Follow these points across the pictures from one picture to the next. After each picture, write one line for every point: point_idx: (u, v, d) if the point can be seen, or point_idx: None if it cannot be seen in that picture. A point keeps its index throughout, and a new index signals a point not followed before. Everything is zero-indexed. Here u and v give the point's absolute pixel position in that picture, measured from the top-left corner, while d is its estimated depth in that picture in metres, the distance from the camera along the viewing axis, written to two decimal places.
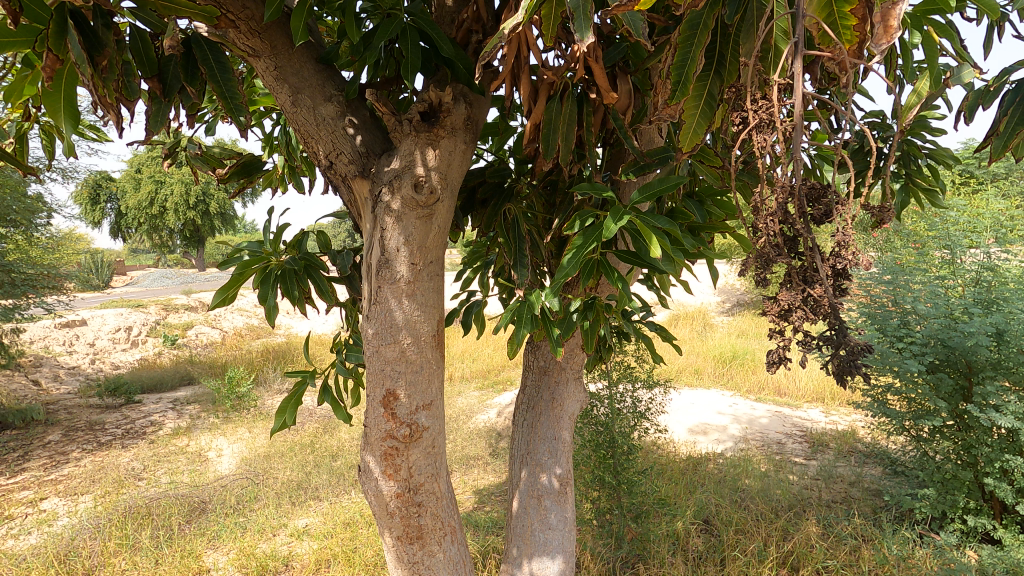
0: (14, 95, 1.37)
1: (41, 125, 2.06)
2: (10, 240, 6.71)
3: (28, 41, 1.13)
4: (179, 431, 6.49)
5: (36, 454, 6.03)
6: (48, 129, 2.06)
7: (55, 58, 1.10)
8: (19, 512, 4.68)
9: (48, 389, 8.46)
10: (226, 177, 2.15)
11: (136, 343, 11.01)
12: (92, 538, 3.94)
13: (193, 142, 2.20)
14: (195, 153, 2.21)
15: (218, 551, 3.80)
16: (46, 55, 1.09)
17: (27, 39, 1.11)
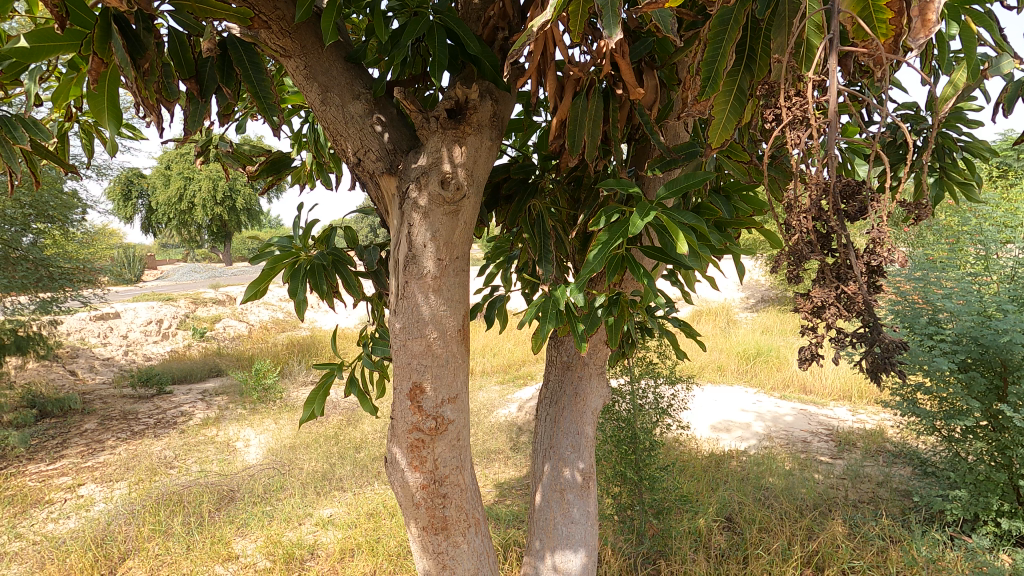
0: (61, 97, 1.42)
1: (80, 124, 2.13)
2: (48, 236, 6.92)
3: (72, 45, 1.16)
4: (208, 421, 6.66)
5: (74, 441, 6.25)
6: (87, 128, 2.12)
7: (100, 61, 1.14)
8: (58, 497, 4.87)
9: (84, 379, 8.76)
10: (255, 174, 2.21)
11: (166, 335, 11.33)
12: (127, 523, 4.07)
13: (224, 140, 2.26)
14: (227, 150, 2.27)
15: (246, 538, 3.91)
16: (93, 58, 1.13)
17: (72, 43, 1.15)
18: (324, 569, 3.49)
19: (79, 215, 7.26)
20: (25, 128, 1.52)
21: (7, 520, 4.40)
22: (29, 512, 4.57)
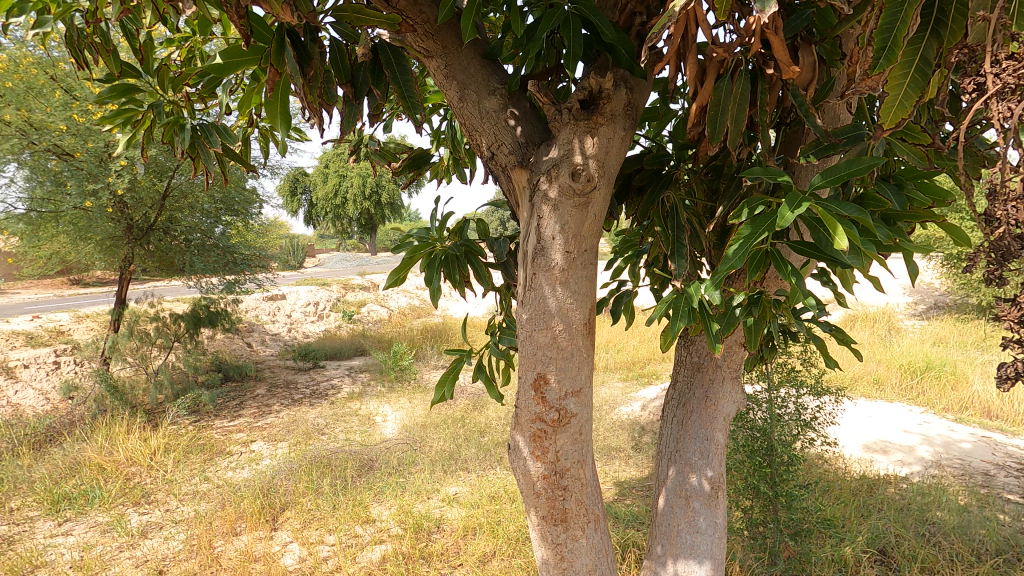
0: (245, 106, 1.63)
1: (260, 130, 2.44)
2: (233, 227, 8.00)
3: (254, 59, 1.33)
4: (353, 395, 7.38)
5: (249, 403, 7.30)
6: (265, 133, 2.44)
7: (276, 72, 1.29)
8: (236, 449, 5.72)
9: (257, 351, 10.17)
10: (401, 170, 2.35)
11: (322, 316, 12.73)
12: (287, 479, 4.66)
13: (373, 139, 2.46)
14: (375, 149, 2.47)
15: (382, 504, 4.27)
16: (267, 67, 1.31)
17: (255, 57, 1.32)
18: (448, 543, 3.70)
19: (258, 210, 8.21)
20: (219, 134, 1.78)
21: (199, 465, 5.25)
22: (215, 460, 5.40)
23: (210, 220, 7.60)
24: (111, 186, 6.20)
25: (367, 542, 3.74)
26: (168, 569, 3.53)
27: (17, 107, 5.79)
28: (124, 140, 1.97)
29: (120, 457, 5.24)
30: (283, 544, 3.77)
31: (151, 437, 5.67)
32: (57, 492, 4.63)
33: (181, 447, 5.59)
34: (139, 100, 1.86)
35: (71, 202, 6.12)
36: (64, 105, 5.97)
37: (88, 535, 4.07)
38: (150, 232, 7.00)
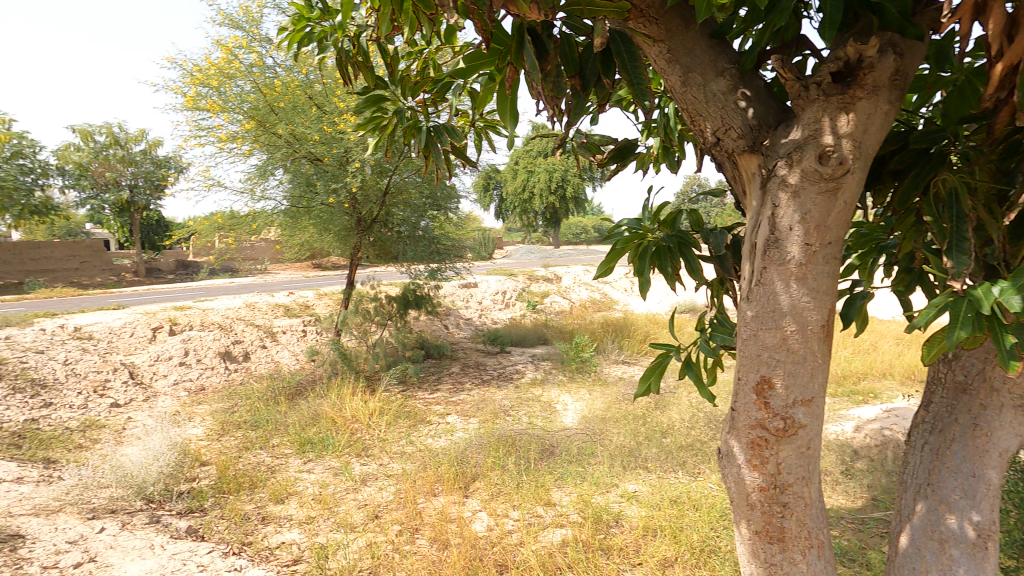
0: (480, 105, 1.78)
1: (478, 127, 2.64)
2: (441, 220, 8.85)
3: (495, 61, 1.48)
4: (536, 382, 7.71)
5: (445, 379, 8.14)
6: (482, 130, 2.62)
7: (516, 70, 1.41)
8: (435, 419, 6.40)
9: (453, 333, 11.21)
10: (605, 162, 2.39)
11: (508, 304, 13.53)
12: (478, 452, 5.07)
13: (580, 133, 2.51)
14: (581, 142, 2.51)
15: (563, 489, 4.40)
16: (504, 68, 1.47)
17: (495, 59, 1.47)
18: (628, 539, 3.65)
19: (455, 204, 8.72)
20: (448, 133, 1.99)
21: (406, 429, 5.99)
22: (418, 426, 6.11)
23: (415, 211, 8.27)
24: (347, 185, 7.35)
25: (549, 523, 3.89)
26: (382, 515, 4.09)
27: (287, 123, 7.19)
28: (371, 145, 2.28)
29: (347, 414, 6.22)
30: (473, 511, 4.11)
31: (370, 400, 6.63)
32: (303, 436, 5.68)
33: (392, 411, 6.43)
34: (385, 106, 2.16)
35: (320, 198, 7.41)
36: (318, 118, 7.24)
37: (325, 474, 4.92)
38: (374, 224, 8.13)
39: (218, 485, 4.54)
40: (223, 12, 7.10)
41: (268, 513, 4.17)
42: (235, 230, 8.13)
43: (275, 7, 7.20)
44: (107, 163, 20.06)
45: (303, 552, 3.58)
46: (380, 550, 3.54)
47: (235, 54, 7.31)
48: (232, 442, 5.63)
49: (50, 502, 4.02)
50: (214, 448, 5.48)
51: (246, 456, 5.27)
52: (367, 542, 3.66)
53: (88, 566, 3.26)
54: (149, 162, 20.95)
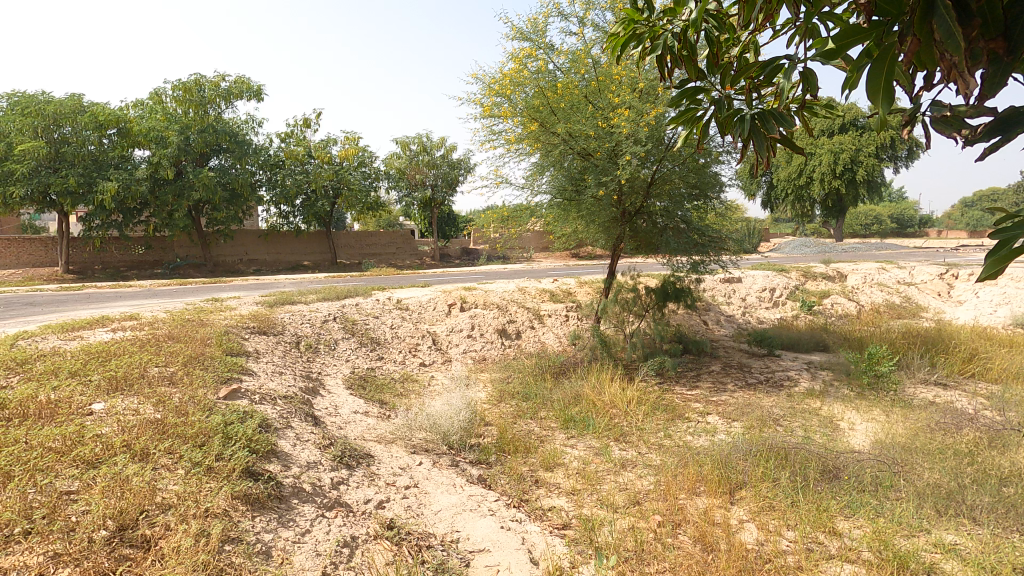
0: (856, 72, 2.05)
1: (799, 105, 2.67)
2: (712, 211, 8.37)
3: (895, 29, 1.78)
4: (813, 393, 6.82)
5: (705, 377, 7.86)
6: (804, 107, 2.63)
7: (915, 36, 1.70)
8: (694, 416, 6.21)
9: (712, 329, 10.67)
10: (928, 137, 2.32)
11: (777, 303, 12.26)
12: (743, 459, 4.68)
13: (938, 105, 2.25)
14: (936, 116, 2.27)
15: (851, 520, 3.83)
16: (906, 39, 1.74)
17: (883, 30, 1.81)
18: None
19: (718, 192, 8.07)
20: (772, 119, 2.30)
21: (663, 422, 5.96)
22: (676, 421, 6.01)
23: (676, 201, 8.00)
24: (616, 177, 7.55)
25: (834, 554, 3.44)
26: (643, 501, 4.16)
27: (565, 122, 7.71)
28: (681, 136, 2.73)
29: (606, 399, 6.48)
30: (740, 520, 3.89)
31: (627, 388, 6.79)
32: (567, 413, 6.13)
33: (650, 402, 6.47)
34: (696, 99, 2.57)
35: (589, 191, 7.79)
36: (592, 115, 7.58)
37: (587, 452, 5.24)
38: (636, 215, 8.21)
39: (501, 444, 5.24)
40: (516, 27, 7.96)
41: (540, 477, 4.65)
42: (517, 221, 8.89)
43: (560, 15, 7.76)
44: (417, 167, 24.56)
45: (571, 520, 3.92)
46: (643, 535, 3.62)
47: (523, 63, 8.16)
48: (509, 409, 6.42)
49: (387, 434, 5.18)
50: (494, 412, 6.33)
51: (519, 423, 5.95)
52: (630, 525, 3.79)
53: (414, 489, 4.12)
54: (445, 165, 24.94)
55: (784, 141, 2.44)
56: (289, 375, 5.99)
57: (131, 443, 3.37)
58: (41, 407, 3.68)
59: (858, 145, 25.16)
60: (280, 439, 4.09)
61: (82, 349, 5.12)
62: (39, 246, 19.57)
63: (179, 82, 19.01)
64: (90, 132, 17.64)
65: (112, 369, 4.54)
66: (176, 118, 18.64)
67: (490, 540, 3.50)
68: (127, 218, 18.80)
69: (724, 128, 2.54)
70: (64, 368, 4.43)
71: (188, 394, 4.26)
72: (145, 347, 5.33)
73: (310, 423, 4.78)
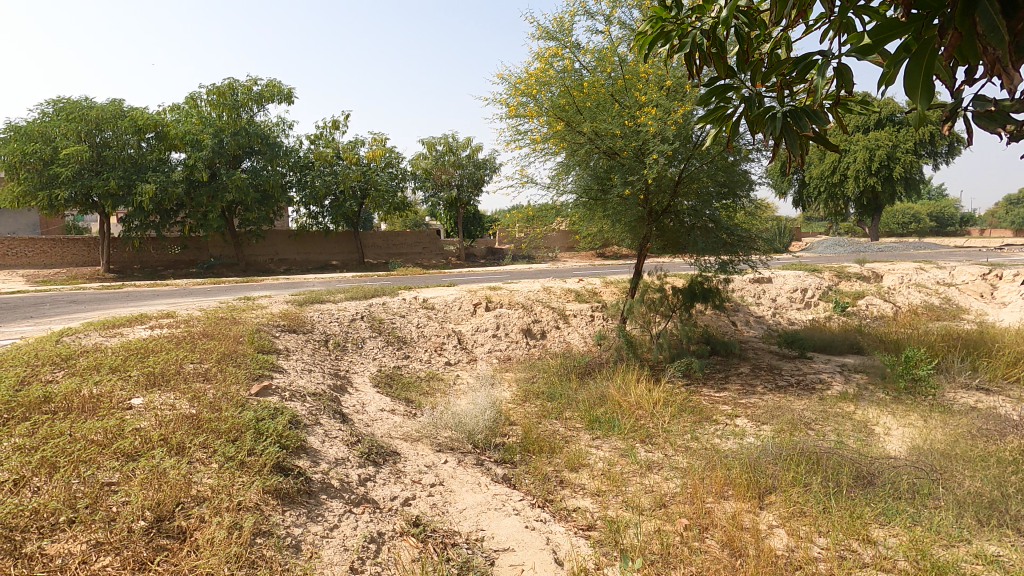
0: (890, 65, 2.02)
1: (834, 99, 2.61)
2: (741, 209, 8.22)
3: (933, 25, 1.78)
4: (846, 397, 6.64)
5: (734, 379, 7.72)
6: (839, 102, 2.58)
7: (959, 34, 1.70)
8: (722, 419, 6.11)
9: (741, 330, 10.47)
10: (970, 134, 2.24)
11: (809, 304, 11.97)
12: (773, 463, 4.58)
13: (979, 101, 2.19)
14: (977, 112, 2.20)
15: (886, 528, 3.72)
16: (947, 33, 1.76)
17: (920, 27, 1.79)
18: None
19: (748, 191, 7.91)
20: (804, 117, 2.27)
21: (690, 424, 5.88)
22: (704, 423, 5.93)
23: (703, 200, 7.87)
24: (642, 176, 7.47)
25: (868, 563, 3.34)
26: (669, 504, 4.11)
27: (591, 121, 7.66)
28: (710, 135, 2.69)
29: (632, 400, 6.43)
30: (770, 526, 3.82)
31: (654, 389, 6.72)
32: (592, 414, 6.09)
33: (676, 404, 6.38)
34: (727, 96, 2.55)
35: (615, 191, 7.73)
36: (619, 114, 7.50)
37: (612, 453, 5.20)
38: (663, 214, 8.11)
39: (525, 444, 5.25)
40: (542, 27, 7.95)
41: (565, 477, 4.64)
42: (542, 221, 8.87)
43: (586, 13, 7.72)
44: (443, 167, 24.73)
45: (596, 521, 3.90)
46: (669, 538, 3.58)
47: (549, 63, 8.14)
48: (533, 409, 6.42)
49: (412, 432, 5.24)
50: (519, 412, 6.34)
51: (544, 424, 5.95)
52: (656, 528, 3.75)
53: (439, 487, 4.16)
54: (471, 165, 25.07)
55: (818, 138, 2.38)
56: (318, 372, 6.10)
57: (168, 436, 3.49)
58: (84, 401, 3.83)
59: (895, 141, 24.37)
60: (309, 436, 4.18)
61: (121, 345, 5.31)
62: (82, 246, 20.37)
63: (213, 86, 19.51)
64: (130, 136, 18.28)
65: (150, 365, 4.69)
66: (210, 121, 19.17)
67: (515, 539, 3.51)
68: (165, 219, 19.42)
69: (755, 125, 2.49)
70: (105, 364, 4.60)
71: (221, 390, 4.38)
72: (181, 344, 5.50)
73: (338, 420, 4.87)
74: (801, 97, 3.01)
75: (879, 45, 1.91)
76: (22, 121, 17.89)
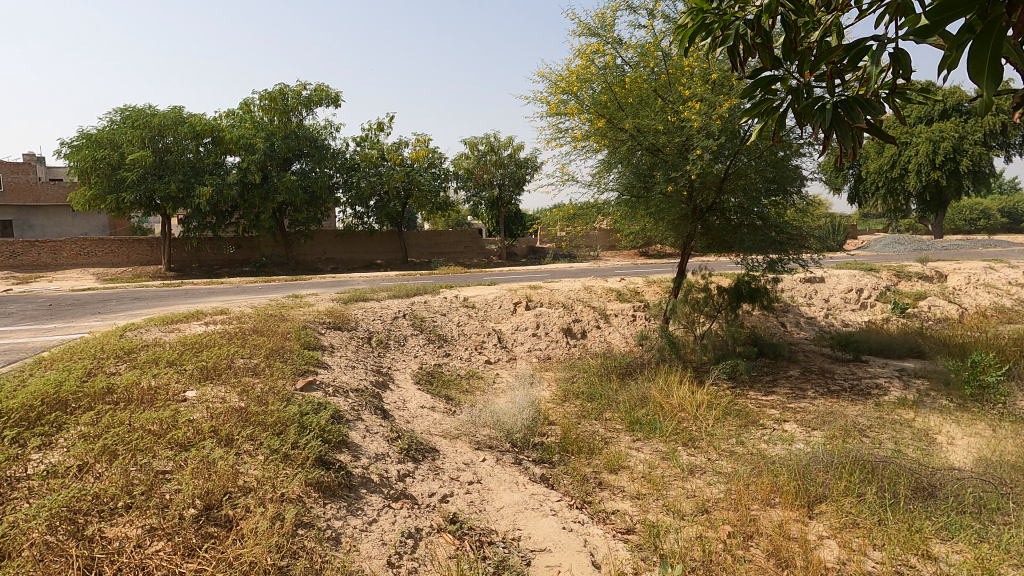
0: (954, 48, 1.90)
1: (894, 89, 2.46)
2: (792, 206, 7.92)
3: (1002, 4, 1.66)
4: (905, 403, 6.28)
5: (783, 383, 7.44)
6: (899, 91, 2.43)
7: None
8: (770, 424, 5.89)
9: (791, 332, 10.09)
10: None
11: (865, 305, 11.41)
12: (824, 470, 4.36)
13: None
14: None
15: (948, 544, 3.50)
16: (1018, 9, 1.69)
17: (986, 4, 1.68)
18: None
19: (799, 187, 7.60)
20: (859, 107, 2.15)
21: (736, 428, 5.69)
22: (750, 428, 5.74)
23: (751, 197, 7.62)
24: (686, 173, 7.28)
25: None
26: (712, 510, 3.99)
27: (633, 117, 7.54)
28: (755, 129, 2.60)
29: (674, 402, 6.28)
30: (819, 536, 3.65)
31: (697, 392, 6.54)
32: (633, 415, 6.00)
33: (721, 407, 6.20)
34: (773, 87, 2.45)
35: (658, 188, 7.57)
36: (662, 109, 7.36)
37: (653, 456, 5.10)
38: (708, 211, 7.89)
39: (564, 444, 5.22)
40: (584, 24, 7.89)
41: (604, 479, 4.58)
42: (582, 220, 8.78)
43: (628, 8, 7.60)
44: (485, 167, 24.86)
45: (635, 525, 3.84)
46: (711, 546, 3.48)
47: (591, 59, 8.04)
48: (573, 409, 6.37)
49: (451, 429, 5.28)
50: (559, 411, 6.31)
51: (584, 424, 5.89)
52: (697, 534, 3.65)
53: (477, 485, 4.18)
54: (513, 164, 25.12)
55: (872, 130, 2.26)
56: (361, 369, 6.24)
57: (217, 428, 3.64)
58: (143, 393, 4.05)
59: (962, 132, 22.94)
60: (351, 431, 4.28)
61: (178, 340, 5.58)
62: (146, 246, 21.52)
63: (265, 92, 20.25)
64: (189, 141, 19.20)
65: (203, 359, 4.91)
66: (262, 126, 19.91)
67: (551, 541, 3.49)
68: (220, 220, 20.29)
69: (803, 117, 2.38)
70: (162, 358, 4.84)
71: (268, 385, 4.55)
72: (232, 339, 5.74)
73: (379, 416, 4.97)
74: (856, 87, 2.86)
75: (938, 26, 1.79)
76: (92, 129, 19.04)
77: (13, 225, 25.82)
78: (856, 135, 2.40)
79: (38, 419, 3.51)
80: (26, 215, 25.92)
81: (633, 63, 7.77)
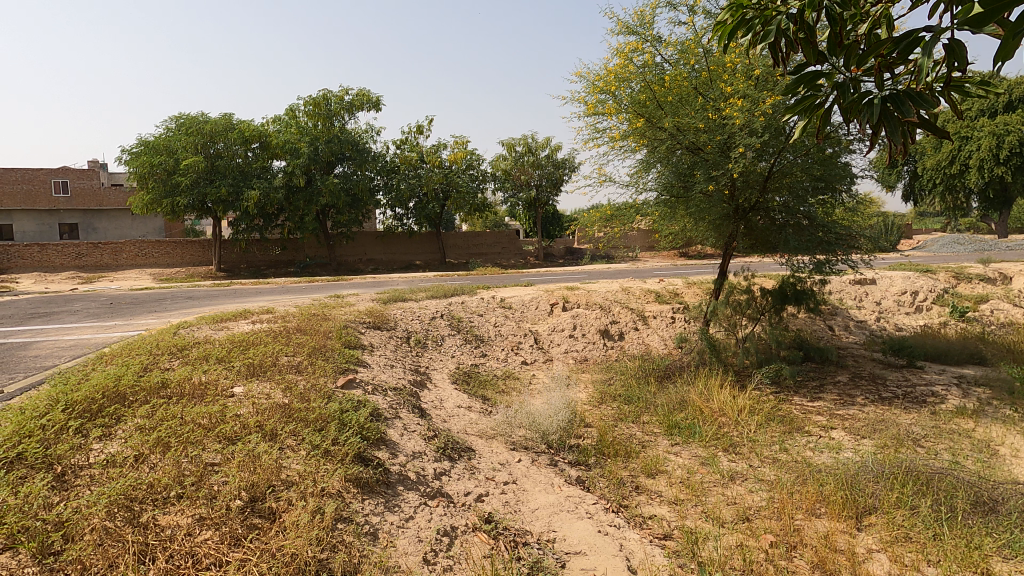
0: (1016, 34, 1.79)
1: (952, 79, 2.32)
2: (841, 203, 7.60)
3: None
4: (964, 412, 5.95)
5: (830, 388, 7.17)
6: (956, 82, 2.30)
7: None
8: (816, 431, 5.69)
9: (839, 335, 9.71)
10: None
11: (920, 308, 10.87)
12: (874, 481, 4.17)
13: None
14: None
15: (1011, 563, 3.30)
16: None
17: None
18: None
19: (849, 184, 7.29)
20: (912, 101, 2.07)
21: (779, 434, 5.52)
22: (794, 434, 5.55)
23: (797, 196, 7.35)
24: (728, 172, 7.12)
25: None
26: (753, 519, 3.88)
27: (672, 116, 7.41)
28: (799, 127, 2.52)
29: (715, 406, 6.15)
30: (868, 550, 3.50)
31: (739, 396, 6.37)
32: (671, 419, 5.89)
33: (764, 413, 6.02)
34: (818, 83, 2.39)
35: (698, 187, 7.43)
36: (703, 107, 7.21)
37: (692, 461, 5.00)
38: (751, 211, 7.68)
39: (601, 447, 5.18)
40: (622, 22, 7.80)
41: (641, 483, 4.53)
42: (620, 220, 8.67)
43: (668, 5, 7.46)
44: (523, 168, 24.84)
45: (673, 531, 3.79)
46: (752, 555, 3.39)
47: (629, 58, 7.94)
48: (610, 411, 6.31)
49: (488, 429, 5.31)
50: (595, 413, 6.27)
51: (621, 426, 5.83)
52: (738, 542, 3.56)
53: (512, 485, 4.20)
54: (550, 164, 25.06)
55: (925, 126, 2.15)
56: (399, 368, 6.36)
57: (263, 423, 3.78)
58: (194, 388, 4.24)
59: None
60: (390, 429, 4.36)
61: (227, 338, 5.81)
62: (198, 247, 22.51)
63: (309, 98, 20.84)
64: (238, 146, 20.01)
65: (250, 357, 5.09)
66: (307, 131, 20.52)
67: (587, 543, 3.47)
68: (267, 222, 21.03)
69: (848, 113, 2.30)
70: (212, 355, 5.06)
71: (311, 382, 4.69)
72: (277, 338, 5.94)
73: (416, 415, 5.04)
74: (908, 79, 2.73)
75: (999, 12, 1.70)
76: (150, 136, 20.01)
77: (80, 228, 27.47)
78: (909, 130, 2.29)
79: (99, 410, 3.72)
80: (91, 217, 27.52)
81: (673, 61, 7.64)
